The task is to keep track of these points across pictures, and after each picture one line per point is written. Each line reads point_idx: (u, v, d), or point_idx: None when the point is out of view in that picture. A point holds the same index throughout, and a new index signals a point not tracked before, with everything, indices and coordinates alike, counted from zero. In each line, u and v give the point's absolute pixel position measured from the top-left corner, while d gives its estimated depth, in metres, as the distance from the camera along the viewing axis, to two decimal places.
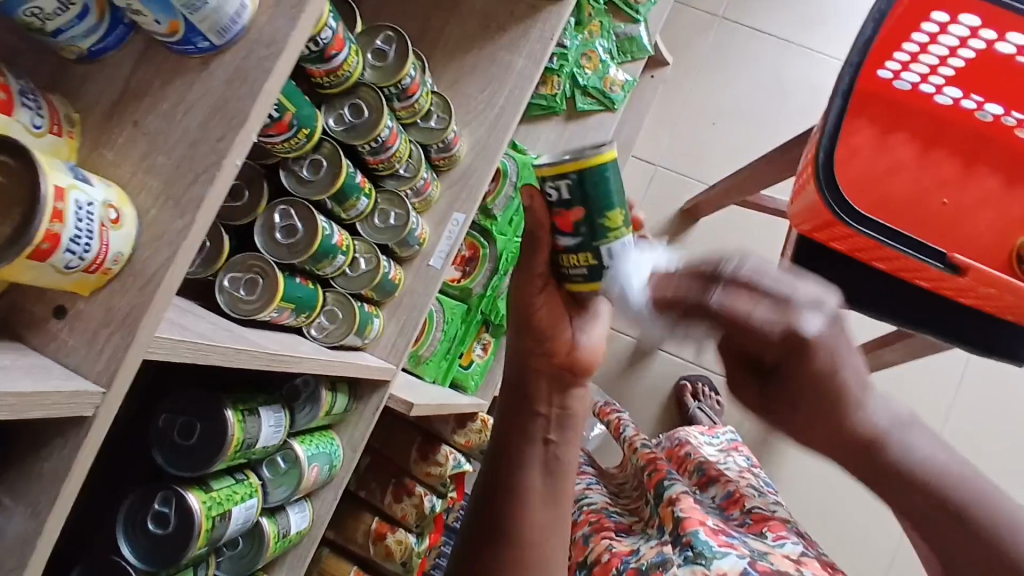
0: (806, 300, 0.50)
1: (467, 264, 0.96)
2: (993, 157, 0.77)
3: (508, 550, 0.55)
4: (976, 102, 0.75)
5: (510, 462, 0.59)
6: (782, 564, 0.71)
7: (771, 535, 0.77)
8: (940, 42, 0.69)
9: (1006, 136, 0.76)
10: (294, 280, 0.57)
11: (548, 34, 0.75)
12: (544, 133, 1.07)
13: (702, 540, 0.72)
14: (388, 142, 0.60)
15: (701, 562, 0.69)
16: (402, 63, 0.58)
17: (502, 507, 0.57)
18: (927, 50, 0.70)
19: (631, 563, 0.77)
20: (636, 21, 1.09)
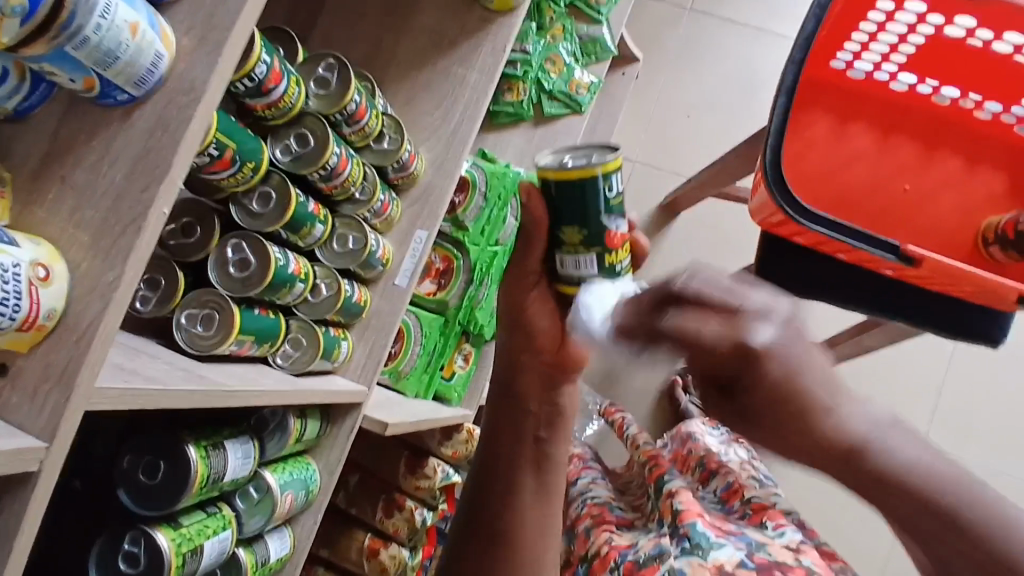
0: (752, 307, 0.44)
1: (442, 276, 0.96)
2: (953, 139, 0.77)
3: (504, 553, 0.57)
4: (931, 86, 0.76)
5: (509, 466, 0.60)
6: (779, 554, 0.70)
7: (771, 524, 0.76)
8: (889, 30, 0.68)
9: (964, 118, 0.76)
10: (251, 312, 0.58)
11: (499, 46, 0.75)
12: (514, 140, 1.08)
13: (699, 532, 0.71)
14: (338, 168, 0.60)
15: (698, 554, 0.69)
16: (345, 89, 0.59)
17: (496, 510, 0.58)
18: (876, 39, 0.70)
19: (628, 555, 0.75)
20: (599, 22, 1.09)
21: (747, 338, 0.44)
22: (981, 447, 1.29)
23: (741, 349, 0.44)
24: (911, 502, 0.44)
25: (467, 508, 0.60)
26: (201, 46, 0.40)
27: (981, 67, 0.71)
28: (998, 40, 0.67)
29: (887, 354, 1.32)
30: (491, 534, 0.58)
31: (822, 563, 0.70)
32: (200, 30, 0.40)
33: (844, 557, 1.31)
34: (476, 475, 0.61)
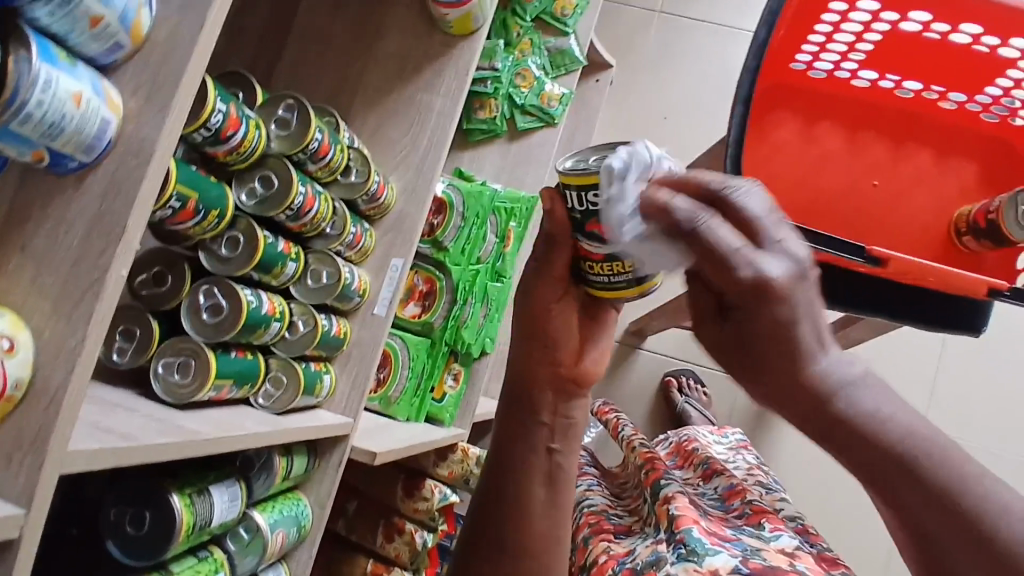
0: (778, 243, 0.34)
1: (425, 298, 0.96)
2: (919, 133, 0.78)
3: (509, 559, 0.58)
4: (893, 81, 0.76)
5: (519, 476, 0.58)
6: (774, 560, 0.68)
7: (769, 526, 0.77)
8: (845, 29, 0.68)
9: (929, 111, 0.77)
10: (228, 355, 0.58)
11: (462, 69, 0.76)
12: (490, 157, 1.09)
13: (695, 538, 0.69)
14: (304, 207, 0.61)
15: (693, 560, 0.67)
16: (306, 128, 0.59)
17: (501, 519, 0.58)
18: (833, 39, 0.70)
19: (626, 563, 0.75)
20: (566, 34, 1.11)
21: (762, 271, 0.33)
22: (979, 427, 1.30)
23: (755, 315, 0.34)
24: (935, 516, 0.32)
25: (475, 519, 0.60)
26: (148, 106, 0.40)
27: (940, 58, 0.72)
28: (955, 32, 0.69)
29: (881, 342, 1.32)
30: (503, 545, 0.58)
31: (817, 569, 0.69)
32: (146, 90, 0.41)
33: (851, 549, 1.31)
34: (486, 481, 0.60)
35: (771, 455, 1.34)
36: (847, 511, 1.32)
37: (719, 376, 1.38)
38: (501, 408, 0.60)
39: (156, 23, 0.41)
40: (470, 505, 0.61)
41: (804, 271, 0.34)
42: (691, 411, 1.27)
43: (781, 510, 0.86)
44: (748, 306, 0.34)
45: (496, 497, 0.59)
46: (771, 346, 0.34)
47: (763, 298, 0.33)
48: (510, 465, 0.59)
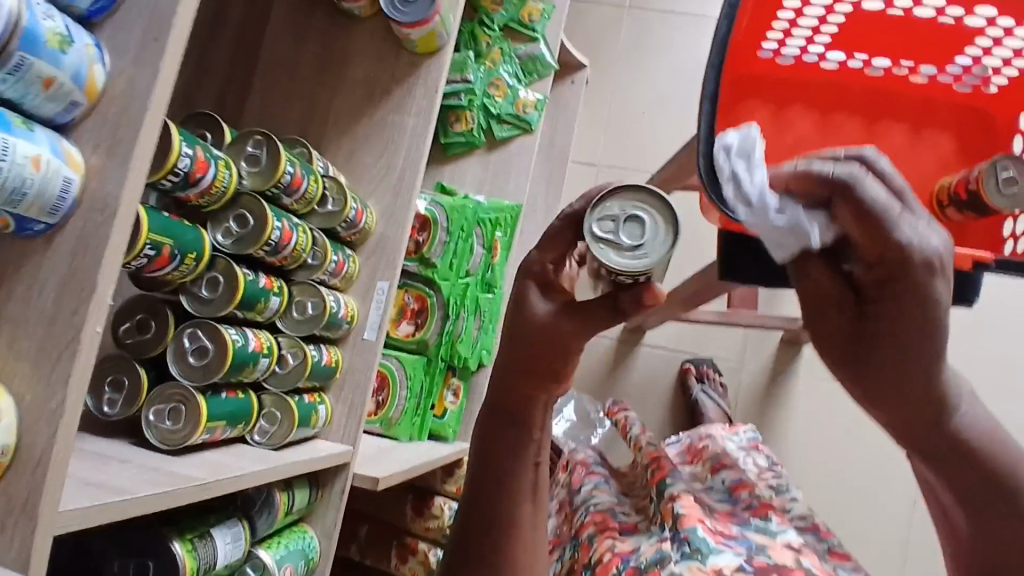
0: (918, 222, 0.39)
1: (418, 316, 0.96)
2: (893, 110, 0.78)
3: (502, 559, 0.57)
4: (862, 60, 0.76)
5: (506, 492, 0.58)
6: (778, 556, 0.71)
7: (775, 520, 0.79)
8: (807, 15, 0.68)
9: (903, 86, 0.77)
10: (218, 397, 0.58)
11: (431, 87, 0.76)
12: (470, 169, 1.09)
13: (699, 537, 0.70)
14: (283, 240, 0.61)
15: (698, 558, 0.68)
16: (276, 162, 0.59)
17: (498, 519, 0.57)
18: (797, 25, 0.70)
19: (630, 561, 0.75)
20: (535, 39, 1.10)
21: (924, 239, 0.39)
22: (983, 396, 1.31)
23: (903, 303, 0.41)
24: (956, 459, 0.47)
25: (469, 513, 0.59)
26: (109, 162, 0.40)
27: (906, 32, 0.72)
28: (917, 7, 0.69)
29: None
30: (497, 547, 0.57)
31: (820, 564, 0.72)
32: (106, 145, 0.41)
33: (867, 527, 1.30)
34: (479, 479, 0.58)
35: (779, 440, 1.34)
36: (862, 489, 1.31)
37: (721, 365, 1.38)
38: (483, 423, 0.59)
39: (112, 76, 0.41)
40: (455, 525, 0.60)
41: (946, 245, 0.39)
42: (707, 402, 1.27)
43: (790, 510, 0.87)
44: (891, 267, 0.40)
45: (481, 516, 0.58)
46: (894, 330, 0.43)
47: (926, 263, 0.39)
48: (493, 483, 0.58)
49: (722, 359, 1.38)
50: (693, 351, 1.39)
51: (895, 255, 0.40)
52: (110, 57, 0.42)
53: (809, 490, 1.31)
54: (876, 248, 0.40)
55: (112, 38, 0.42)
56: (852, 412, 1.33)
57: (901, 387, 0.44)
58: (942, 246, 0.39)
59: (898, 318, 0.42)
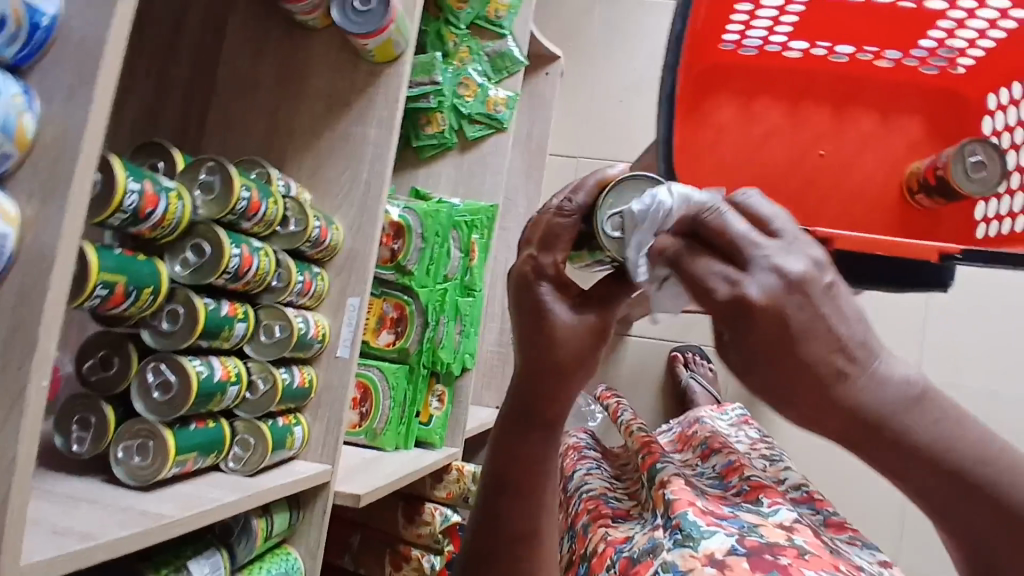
0: (756, 255, 0.38)
1: (397, 324, 0.95)
2: (857, 95, 0.88)
3: (525, 549, 0.59)
4: (826, 49, 0.86)
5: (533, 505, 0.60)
6: (771, 535, 0.66)
7: (767, 500, 0.76)
8: (763, 14, 0.77)
9: (866, 71, 0.88)
10: (187, 429, 0.58)
11: (392, 97, 0.75)
12: (443, 171, 1.08)
13: (689, 521, 0.67)
14: (242, 267, 0.60)
15: (689, 545, 0.64)
16: (230, 190, 0.58)
17: (516, 519, 0.60)
18: (755, 19, 0.78)
19: (623, 552, 0.74)
20: (503, 36, 1.09)
21: (739, 287, 0.38)
22: (976, 371, 1.32)
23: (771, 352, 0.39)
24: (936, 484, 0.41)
25: (480, 524, 0.61)
26: (44, 211, 0.40)
27: (865, 21, 0.82)
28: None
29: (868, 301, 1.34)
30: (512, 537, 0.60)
31: (815, 539, 0.68)
32: (40, 195, 0.40)
33: (860, 506, 1.30)
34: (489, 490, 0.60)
35: (771, 423, 1.33)
36: (855, 469, 1.31)
37: (710, 351, 1.37)
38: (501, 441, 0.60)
39: (42, 124, 0.40)
40: (479, 528, 0.61)
41: (789, 280, 0.37)
42: (696, 385, 1.28)
43: (786, 480, 0.93)
44: (730, 313, 0.38)
45: (503, 526, 0.60)
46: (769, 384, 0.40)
47: (745, 305, 0.37)
48: (517, 495, 0.59)
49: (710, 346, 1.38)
50: (681, 339, 1.40)
51: (731, 301, 0.38)
52: (39, 103, 0.41)
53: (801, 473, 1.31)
54: (716, 302, 0.39)
55: (41, 86, 0.41)
56: None
57: (829, 421, 0.40)
58: (784, 270, 0.37)
59: (768, 351, 0.38)
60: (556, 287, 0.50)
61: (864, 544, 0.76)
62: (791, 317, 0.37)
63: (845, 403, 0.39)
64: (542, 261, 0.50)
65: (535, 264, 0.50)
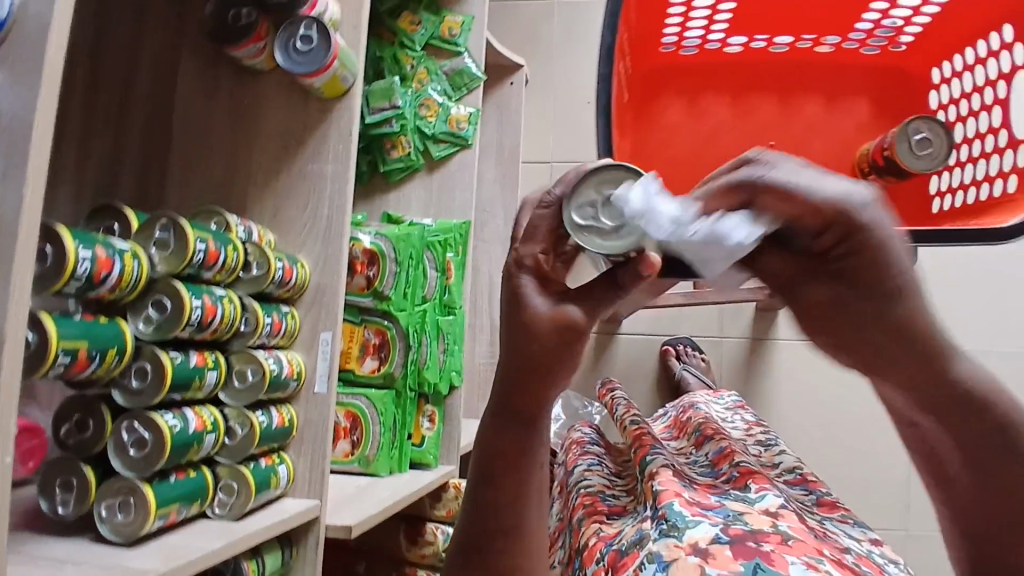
0: (839, 179, 0.46)
1: (380, 349, 0.96)
2: (799, 86, 0.99)
3: (503, 542, 0.62)
4: (764, 41, 0.95)
5: (510, 500, 0.61)
6: (756, 522, 0.68)
7: (754, 487, 0.77)
8: (695, 14, 0.88)
9: (801, 56, 0.98)
10: (167, 482, 0.59)
11: (344, 131, 0.76)
12: (414, 193, 1.09)
13: (676, 512, 0.69)
14: (206, 317, 0.61)
15: (675, 534, 0.67)
16: (184, 244, 0.59)
17: (498, 510, 0.61)
18: (689, 20, 0.88)
19: (612, 545, 0.75)
20: (459, 53, 1.09)
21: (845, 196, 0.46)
22: None
23: (855, 299, 0.52)
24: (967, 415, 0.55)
25: (468, 518, 0.62)
26: None
27: (794, 14, 0.91)
28: None
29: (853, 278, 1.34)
30: (494, 531, 0.62)
31: (801, 525, 0.69)
32: None
33: (864, 482, 1.30)
34: (482, 484, 0.61)
35: (768, 408, 1.33)
36: (857, 446, 1.31)
37: (701, 341, 1.38)
38: (483, 434, 0.61)
39: None
40: (466, 523, 0.63)
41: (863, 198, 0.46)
42: (690, 376, 1.28)
43: (780, 463, 0.92)
44: (840, 222, 0.47)
45: (483, 522, 0.62)
46: (839, 324, 0.53)
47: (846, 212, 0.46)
48: (498, 494, 0.61)
49: (700, 336, 1.38)
50: (672, 332, 1.39)
51: (845, 221, 0.47)
52: None
53: (802, 454, 1.31)
54: (820, 220, 0.47)
55: None
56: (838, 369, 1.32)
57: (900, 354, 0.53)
58: (864, 190, 0.47)
59: (867, 269, 0.50)
60: (535, 280, 0.52)
61: (855, 523, 0.76)
62: (897, 272, 0.50)
63: (913, 342, 0.52)
64: (522, 254, 0.52)
65: (516, 257, 0.52)
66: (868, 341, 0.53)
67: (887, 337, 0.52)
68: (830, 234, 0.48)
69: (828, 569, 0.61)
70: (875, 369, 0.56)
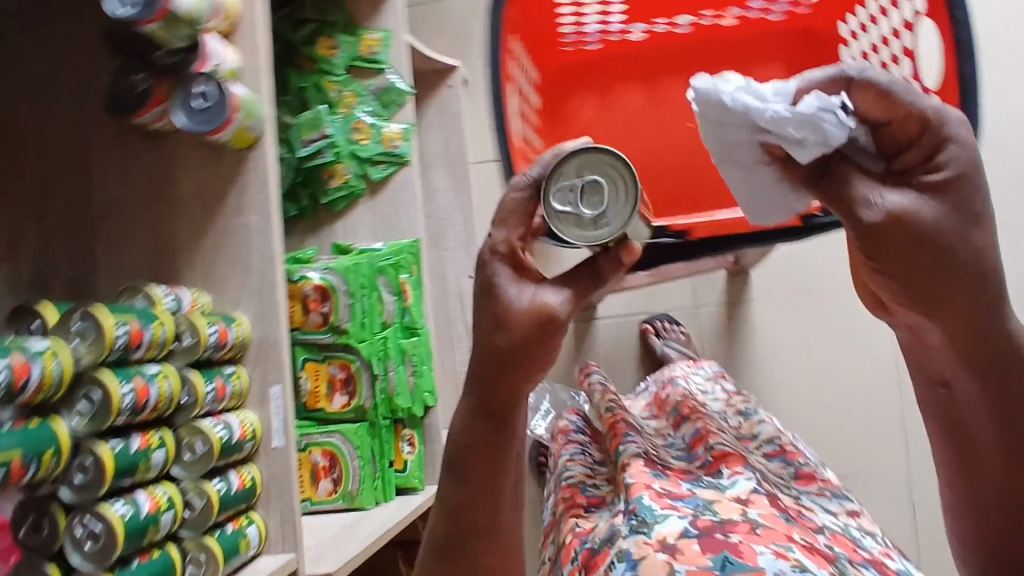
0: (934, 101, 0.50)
1: (347, 384, 0.96)
2: (710, 62, 1.04)
3: (479, 541, 0.57)
4: (667, 23, 1.01)
5: (487, 499, 0.56)
6: (725, 511, 0.68)
7: (727, 471, 0.76)
8: (586, 14, 0.95)
9: (709, 34, 1.03)
10: (130, 568, 0.59)
11: (261, 182, 0.75)
12: (360, 219, 1.08)
13: (644, 506, 0.69)
14: (139, 401, 0.61)
15: (643, 530, 0.66)
16: (103, 332, 0.58)
17: (477, 506, 0.56)
18: (581, 20, 0.96)
19: (586, 543, 0.75)
20: (383, 70, 1.07)
21: (940, 110, 0.49)
22: None
23: (942, 215, 0.49)
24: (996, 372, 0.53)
25: (450, 513, 0.57)
26: None
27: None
28: None
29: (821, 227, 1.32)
30: (472, 529, 0.57)
31: (771, 509, 0.69)
32: None
33: (862, 430, 1.28)
34: (462, 478, 0.56)
35: (755, 370, 1.32)
36: (850, 395, 1.29)
37: (678, 314, 1.37)
38: (458, 427, 0.57)
39: None
40: (438, 521, 0.58)
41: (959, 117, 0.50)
42: (671, 351, 1.27)
43: (760, 434, 0.91)
44: (928, 135, 0.49)
45: (462, 519, 0.56)
46: (912, 249, 0.49)
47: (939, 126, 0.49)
48: (475, 492, 0.56)
49: (677, 309, 1.37)
50: (648, 309, 1.38)
51: (938, 132, 0.49)
52: None
53: (796, 412, 1.30)
54: (911, 124, 0.49)
55: None
56: (819, 322, 1.31)
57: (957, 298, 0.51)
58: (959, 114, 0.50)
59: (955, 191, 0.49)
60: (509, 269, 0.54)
61: (832, 495, 0.79)
62: (982, 197, 0.50)
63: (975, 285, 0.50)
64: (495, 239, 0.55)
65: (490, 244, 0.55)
66: (930, 279, 0.50)
67: (952, 276, 0.50)
68: (912, 149, 0.50)
69: (797, 557, 0.61)
70: (930, 309, 0.52)
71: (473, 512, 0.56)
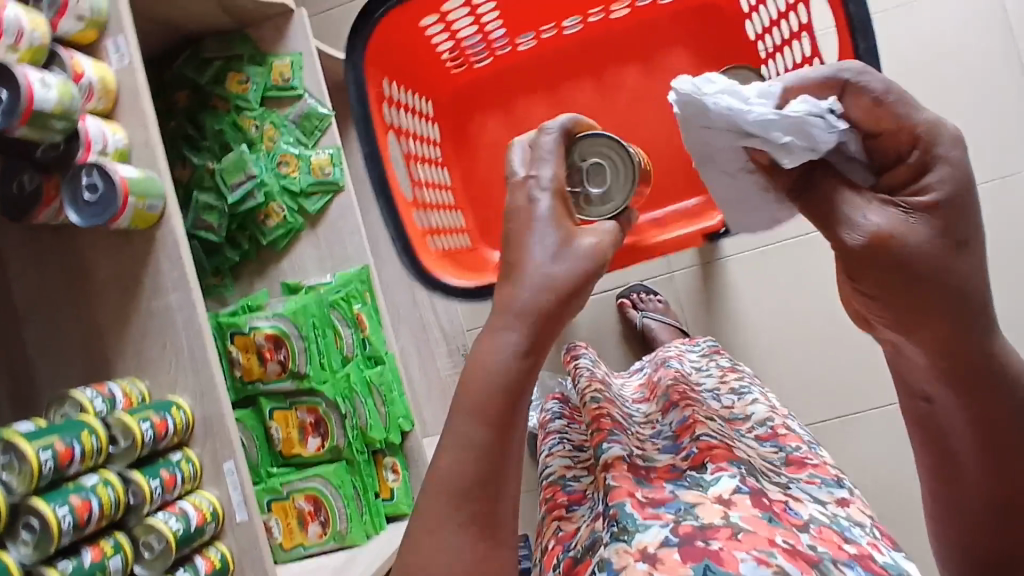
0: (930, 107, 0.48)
1: (317, 427, 0.95)
2: (595, 64, 1.17)
3: (483, 495, 0.44)
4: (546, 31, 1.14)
5: (495, 451, 0.45)
6: (707, 514, 0.59)
7: (711, 467, 0.65)
8: (465, 40, 1.09)
9: (589, 40, 1.17)
10: None
11: (175, 259, 0.73)
12: (305, 253, 1.05)
13: (625, 512, 0.60)
14: (81, 515, 0.59)
15: (623, 538, 0.58)
16: (27, 460, 0.56)
17: (492, 450, 0.45)
18: (464, 49, 1.12)
19: (570, 550, 0.75)
20: (300, 96, 1.03)
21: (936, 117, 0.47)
22: None
23: (923, 242, 0.45)
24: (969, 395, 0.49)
25: (458, 455, 0.45)
26: None
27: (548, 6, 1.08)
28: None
29: None
30: (481, 481, 0.44)
31: (756, 513, 0.60)
32: None
33: (856, 372, 1.26)
34: (476, 412, 0.45)
35: (738, 328, 1.29)
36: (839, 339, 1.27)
37: (653, 283, 1.34)
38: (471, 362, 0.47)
39: None
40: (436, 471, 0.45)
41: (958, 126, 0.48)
42: (651, 324, 1.25)
43: (752, 416, 0.89)
44: (919, 144, 0.47)
45: (468, 467, 0.44)
46: (892, 275, 0.46)
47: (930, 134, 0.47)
48: (486, 430, 0.45)
49: (651, 278, 1.34)
50: (623, 282, 1.36)
51: (931, 142, 0.47)
52: None
53: (786, 364, 1.28)
54: (902, 136, 0.48)
55: None
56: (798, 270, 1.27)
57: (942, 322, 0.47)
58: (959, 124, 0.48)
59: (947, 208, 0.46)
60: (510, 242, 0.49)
61: (823, 482, 0.75)
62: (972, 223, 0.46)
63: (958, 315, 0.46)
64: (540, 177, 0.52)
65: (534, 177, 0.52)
66: (914, 304, 0.47)
67: (935, 301, 0.46)
68: (905, 156, 0.48)
69: (780, 563, 0.54)
70: (909, 328, 0.49)
71: (484, 461, 0.45)
